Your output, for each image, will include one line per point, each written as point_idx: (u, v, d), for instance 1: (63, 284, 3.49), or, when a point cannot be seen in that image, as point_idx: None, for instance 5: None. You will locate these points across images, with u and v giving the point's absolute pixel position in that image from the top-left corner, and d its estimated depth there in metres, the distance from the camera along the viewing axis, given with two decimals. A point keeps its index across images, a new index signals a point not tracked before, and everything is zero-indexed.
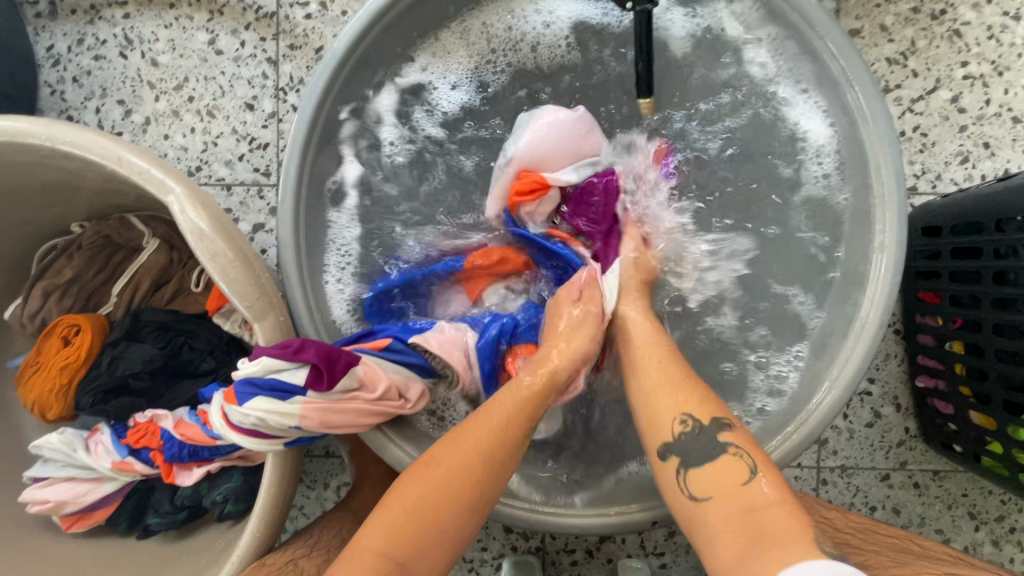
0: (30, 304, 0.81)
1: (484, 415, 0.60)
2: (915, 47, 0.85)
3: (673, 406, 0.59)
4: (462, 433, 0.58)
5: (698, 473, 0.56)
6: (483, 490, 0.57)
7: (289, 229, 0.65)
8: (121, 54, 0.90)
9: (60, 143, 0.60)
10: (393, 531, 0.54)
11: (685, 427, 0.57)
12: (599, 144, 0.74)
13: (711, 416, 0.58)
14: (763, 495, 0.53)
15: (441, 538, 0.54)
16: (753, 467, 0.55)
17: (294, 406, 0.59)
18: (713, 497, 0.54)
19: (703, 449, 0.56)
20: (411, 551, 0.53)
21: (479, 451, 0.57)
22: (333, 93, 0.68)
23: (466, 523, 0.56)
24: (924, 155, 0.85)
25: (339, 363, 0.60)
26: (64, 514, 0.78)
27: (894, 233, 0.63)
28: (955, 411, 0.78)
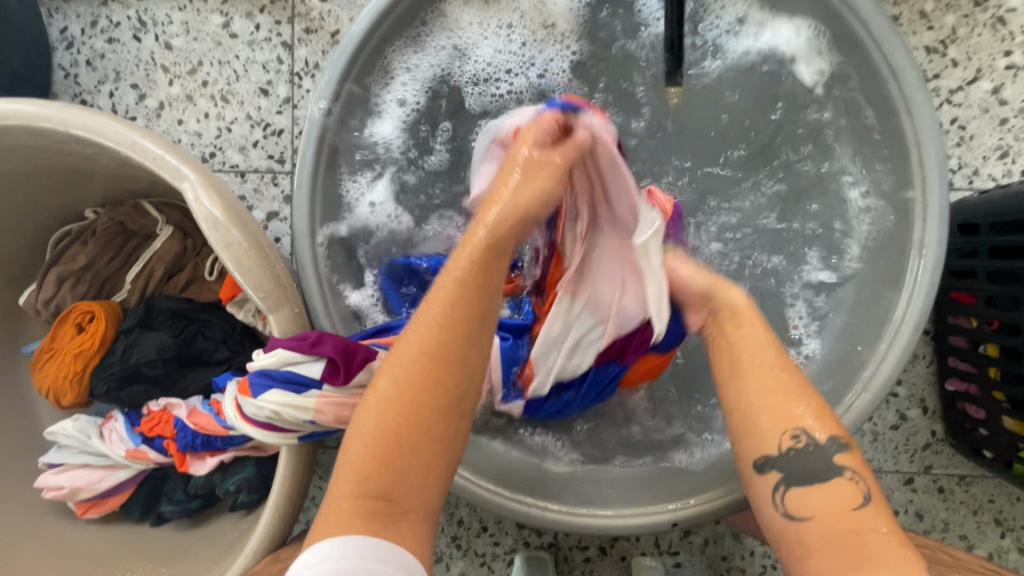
0: (44, 291, 0.80)
1: (424, 312, 0.52)
2: (956, 35, 0.81)
3: (782, 421, 0.53)
4: (402, 340, 0.51)
5: (805, 487, 0.51)
6: (447, 391, 0.50)
7: (304, 218, 0.64)
8: (135, 37, 0.89)
9: (73, 127, 0.59)
10: (366, 464, 0.47)
11: (797, 442, 0.52)
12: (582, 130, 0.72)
13: (830, 434, 0.52)
14: (875, 523, 0.48)
15: (425, 453, 0.49)
16: (867, 494, 0.50)
17: (309, 400, 0.57)
18: (814, 518, 0.49)
19: (817, 465, 0.51)
20: (392, 476, 0.47)
21: (426, 346, 0.50)
22: (351, 78, 0.66)
23: (447, 431, 0.50)
24: (962, 149, 0.81)
25: (356, 357, 0.58)
26: (80, 500, 0.78)
27: (934, 230, 0.60)
28: (987, 416, 0.75)
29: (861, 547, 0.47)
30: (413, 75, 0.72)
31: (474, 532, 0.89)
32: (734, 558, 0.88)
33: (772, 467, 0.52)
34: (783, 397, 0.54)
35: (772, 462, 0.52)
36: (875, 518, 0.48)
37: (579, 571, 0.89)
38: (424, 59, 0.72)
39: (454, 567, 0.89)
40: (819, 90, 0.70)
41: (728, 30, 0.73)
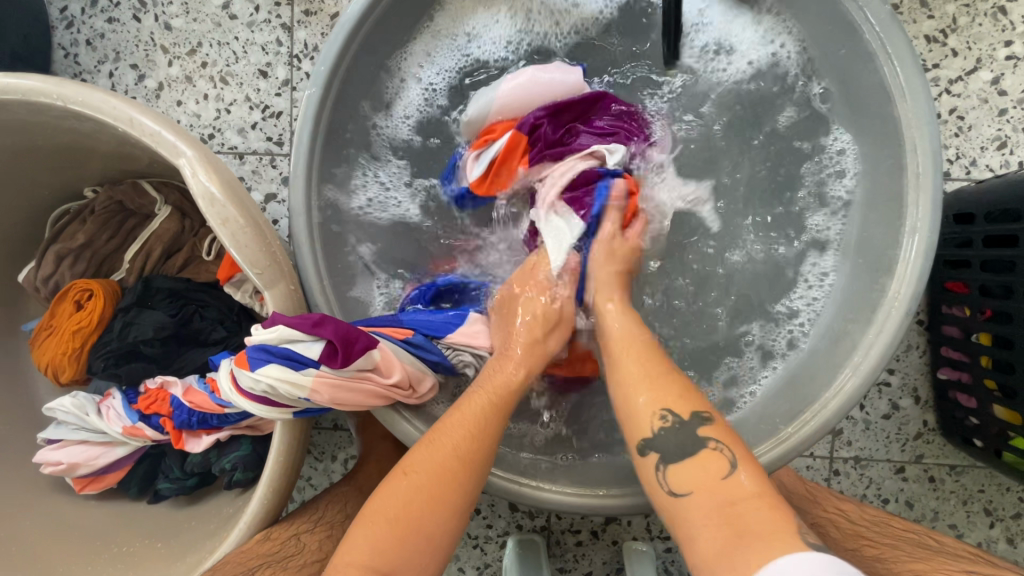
0: (43, 268, 0.80)
1: (460, 416, 0.59)
2: (957, 25, 0.81)
3: (653, 403, 0.56)
4: (435, 438, 0.58)
5: (677, 467, 0.53)
6: (464, 487, 0.56)
7: (301, 197, 0.64)
8: (135, 17, 0.89)
9: (71, 102, 0.59)
10: (379, 543, 0.52)
11: (665, 422, 0.55)
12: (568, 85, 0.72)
13: (691, 410, 0.55)
14: (741, 485, 0.51)
15: (431, 541, 0.53)
16: (732, 460, 0.52)
17: (305, 377, 0.58)
18: (692, 491, 0.52)
19: (681, 445, 0.54)
20: (399, 558, 0.52)
21: (456, 444, 0.57)
22: (349, 58, 0.66)
23: (452, 523, 0.55)
24: (960, 139, 0.81)
25: (356, 345, 0.59)
26: (78, 476, 0.80)
27: (927, 212, 0.60)
28: (978, 405, 0.76)
29: (734, 514, 0.49)
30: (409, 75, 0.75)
31: (468, 514, 0.90)
32: None
33: (652, 449, 0.55)
34: (654, 383, 0.58)
35: (650, 444, 0.55)
36: (741, 479, 0.51)
37: (571, 555, 0.90)
38: (419, 53, 0.74)
39: None
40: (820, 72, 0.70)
41: (726, 17, 0.73)
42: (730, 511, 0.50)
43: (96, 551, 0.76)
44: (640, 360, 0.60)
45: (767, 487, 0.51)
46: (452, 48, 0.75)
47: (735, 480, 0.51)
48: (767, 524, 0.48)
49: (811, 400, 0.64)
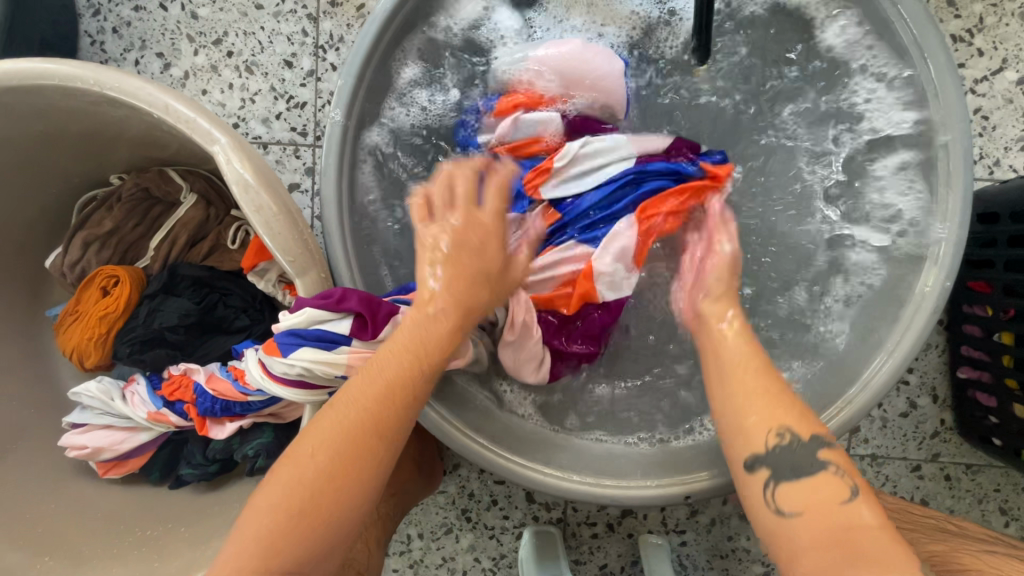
0: (69, 254, 0.81)
1: (371, 369, 0.53)
2: (983, 24, 0.81)
3: (767, 420, 0.55)
4: (370, 373, 0.53)
5: (789, 488, 0.52)
6: (397, 422, 0.52)
7: (332, 184, 0.64)
8: (161, 6, 0.89)
9: (108, 88, 0.60)
10: (277, 516, 0.47)
11: (782, 439, 0.54)
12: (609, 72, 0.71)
13: (812, 431, 0.54)
14: (862, 516, 0.49)
15: (334, 509, 0.48)
16: (852, 487, 0.51)
17: (340, 355, 0.58)
18: (803, 513, 0.50)
19: (797, 463, 0.53)
20: (302, 531, 0.47)
21: (389, 379, 0.53)
22: (379, 50, 0.66)
23: (366, 488, 0.50)
24: (983, 139, 0.82)
25: (381, 312, 0.60)
26: (101, 460, 0.80)
27: (961, 196, 0.60)
28: (998, 403, 0.76)
29: (850, 538, 0.47)
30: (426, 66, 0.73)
31: (485, 505, 0.91)
32: (739, 539, 0.90)
33: (762, 465, 0.54)
34: (766, 399, 0.56)
35: (761, 459, 0.54)
36: (860, 510, 0.50)
37: (586, 547, 0.91)
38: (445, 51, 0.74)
39: (464, 539, 0.91)
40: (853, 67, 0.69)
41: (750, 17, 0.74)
42: (850, 533, 0.48)
43: (120, 535, 0.77)
44: (761, 376, 0.58)
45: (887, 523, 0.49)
46: (475, 46, 0.75)
47: (852, 507, 0.50)
48: (887, 552, 0.46)
49: (836, 394, 0.64)
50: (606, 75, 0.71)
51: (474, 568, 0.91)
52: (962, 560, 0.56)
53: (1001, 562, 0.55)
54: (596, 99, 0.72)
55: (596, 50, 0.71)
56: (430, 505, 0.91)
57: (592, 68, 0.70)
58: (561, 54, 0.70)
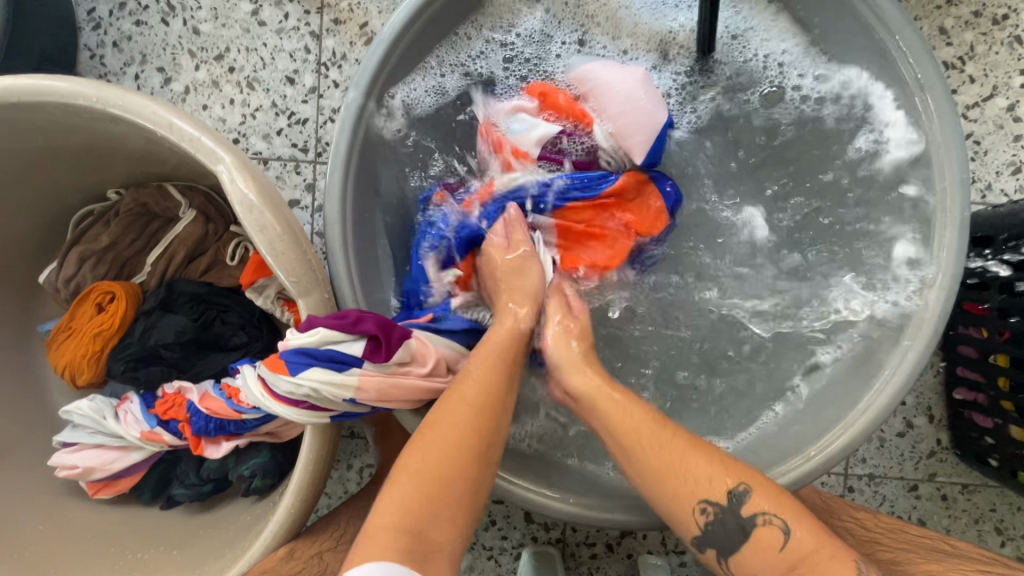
0: (64, 269, 0.80)
1: (468, 377, 0.60)
2: (974, 52, 0.83)
3: (690, 497, 0.55)
4: (451, 395, 0.58)
5: (740, 560, 0.54)
6: (483, 431, 0.57)
7: (336, 203, 0.64)
8: (163, 21, 0.89)
9: (111, 106, 0.59)
10: (405, 500, 0.52)
11: (706, 515, 0.55)
12: (652, 116, 0.71)
13: (726, 492, 0.54)
14: (802, 548, 0.52)
15: (451, 499, 0.53)
16: (784, 526, 0.53)
17: (351, 377, 0.58)
18: (757, 573, 0.53)
19: (728, 537, 0.54)
20: (430, 514, 0.52)
21: (471, 398, 0.58)
22: (387, 69, 0.66)
23: (467, 486, 0.54)
24: (976, 163, 0.83)
25: (394, 333, 0.60)
26: (92, 479, 0.78)
27: (957, 220, 0.61)
28: (994, 425, 0.77)
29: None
30: (432, 90, 0.76)
31: (483, 526, 0.90)
32: None
33: (707, 546, 0.55)
34: (682, 468, 0.56)
35: (702, 541, 0.55)
36: (799, 542, 0.52)
37: (586, 568, 0.90)
38: (447, 77, 0.76)
39: (462, 560, 0.90)
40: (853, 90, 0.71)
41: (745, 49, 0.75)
42: (796, 574, 0.51)
43: (111, 558, 0.75)
44: (671, 448, 0.57)
45: (825, 537, 0.53)
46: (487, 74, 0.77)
47: (794, 546, 0.52)
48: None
49: (836, 417, 0.65)
50: (647, 112, 0.71)
51: None
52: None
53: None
54: (628, 128, 0.71)
55: (644, 84, 0.72)
56: None
57: (636, 103, 0.71)
58: (617, 82, 0.72)
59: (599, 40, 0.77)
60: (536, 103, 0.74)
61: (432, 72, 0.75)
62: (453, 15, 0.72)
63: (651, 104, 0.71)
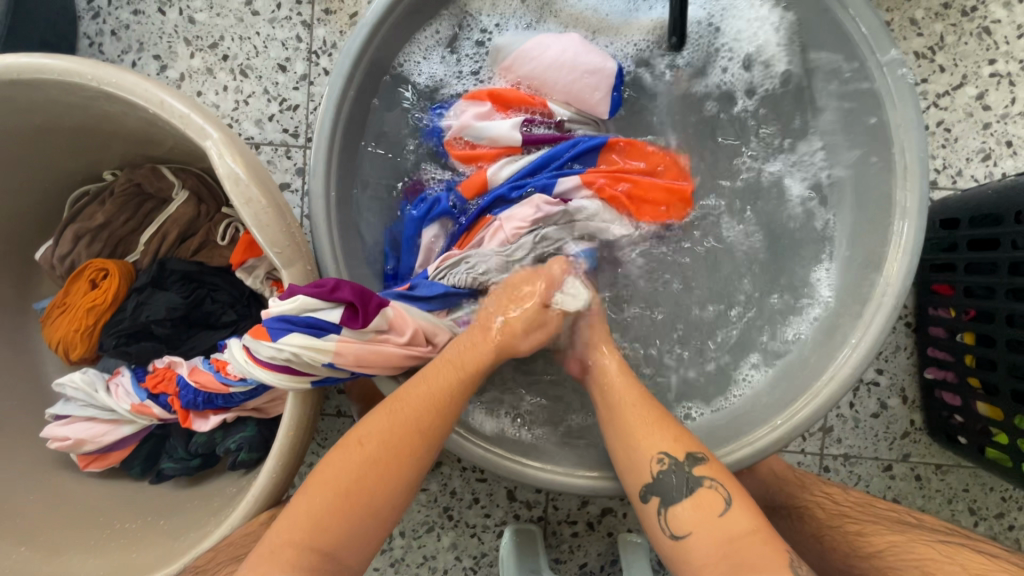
0: (60, 247, 0.82)
1: (415, 393, 0.60)
2: (943, 43, 0.86)
3: (651, 447, 0.60)
4: (388, 408, 0.60)
5: (676, 510, 0.57)
6: (409, 455, 0.58)
7: (320, 180, 0.66)
8: (160, 10, 0.92)
9: (105, 84, 0.62)
10: (316, 517, 0.54)
11: (662, 464, 0.59)
12: (598, 67, 0.76)
13: (687, 452, 0.59)
14: (739, 523, 0.55)
15: (365, 520, 0.56)
16: (728, 497, 0.57)
17: (329, 343, 0.60)
18: (692, 532, 0.56)
19: (680, 486, 0.58)
20: (338, 535, 0.54)
21: (409, 420, 0.59)
22: (370, 52, 0.69)
23: (379, 514, 0.56)
24: (946, 150, 0.86)
25: (371, 303, 0.62)
26: (82, 452, 0.80)
27: (917, 197, 0.63)
28: (963, 402, 0.79)
29: (733, 553, 0.53)
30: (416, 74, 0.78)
31: (466, 504, 0.92)
32: None
33: (652, 494, 0.58)
34: (655, 434, 0.61)
35: (651, 488, 0.58)
36: (738, 517, 0.56)
37: (567, 546, 0.92)
38: (429, 61, 0.78)
39: (445, 537, 0.92)
40: (823, 74, 0.73)
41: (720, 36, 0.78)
42: (733, 545, 0.54)
43: (99, 528, 0.77)
44: (638, 412, 0.63)
45: (761, 524, 0.56)
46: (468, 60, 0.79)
47: (732, 516, 0.55)
48: (764, 559, 0.53)
49: (804, 389, 0.67)
50: (592, 65, 0.75)
51: (455, 567, 0.92)
52: (917, 551, 0.58)
53: (951, 549, 0.57)
54: (584, 90, 0.76)
55: (563, 45, 0.75)
56: (412, 502, 0.92)
57: (581, 61, 0.75)
58: (552, 51, 0.75)
59: (577, 28, 0.79)
60: (489, 105, 0.76)
61: (417, 57, 0.77)
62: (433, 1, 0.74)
63: (591, 57, 0.76)
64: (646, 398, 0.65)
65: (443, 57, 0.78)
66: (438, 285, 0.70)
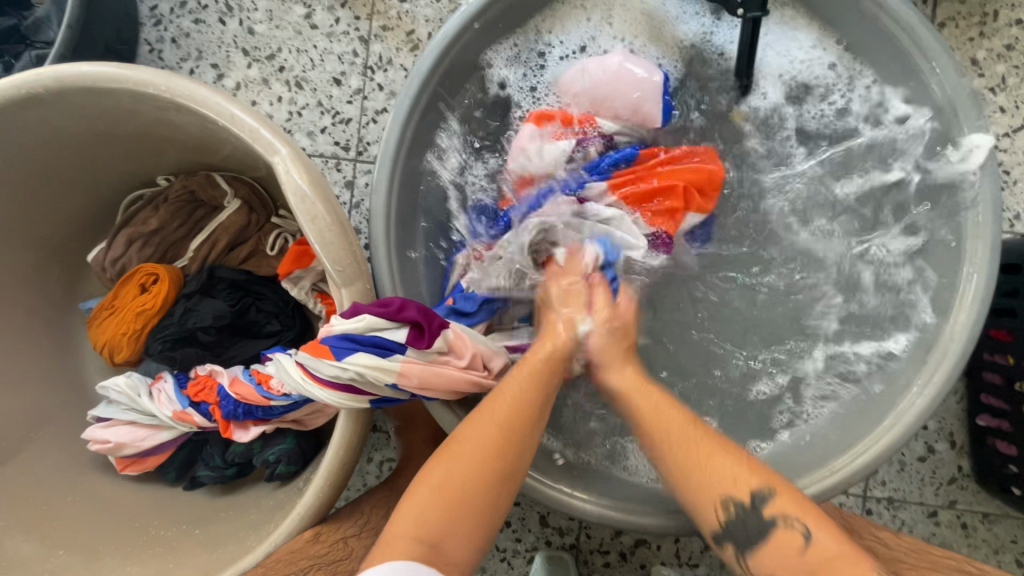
0: (112, 250, 0.83)
1: (503, 391, 0.61)
2: (1005, 84, 0.85)
3: (716, 491, 0.56)
4: (483, 409, 0.60)
5: (757, 557, 0.54)
6: (510, 452, 0.58)
7: (382, 198, 0.66)
8: (220, 20, 0.93)
9: (178, 95, 0.62)
10: (426, 513, 0.53)
11: (730, 511, 0.55)
12: (648, 84, 0.72)
13: (751, 490, 0.55)
14: (823, 547, 0.51)
15: (470, 512, 0.54)
16: (805, 527, 0.53)
17: (394, 363, 0.59)
18: (772, 573, 0.52)
19: (750, 532, 0.54)
20: (451, 533, 0.53)
21: (501, 415, 0.59)
22: (437, 75, 0.70)
23: (483, 506, 0.55)
24: (1005, 193, 0.84)
25: (435, 321, 0.62)
26: (122, 455, 0.80)
27: (988, 247, 0.63)
28: (1019, 453, 0.77)
29: None
30: (478, 96, 0.78)
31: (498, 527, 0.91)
32: None
33: (726, 541, 0.55)
34: (709, 467, 0.57)
35: (723, 535, 0.55)
36: (823, 544, 0.51)
37: None
38: (489, 81, 0.77)
39: None
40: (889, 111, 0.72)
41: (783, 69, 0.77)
42: (818, 574, 0.50)
43: (135, 534, 0.76)
44: (688, 444, 0.58)
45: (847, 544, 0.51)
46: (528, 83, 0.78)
47: (815, 548, 0.51)
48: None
49: (863, 433, 0.65)
50: (639, 78, 0.73)
51: None
52: None
53: None
54: (634, 104, 0.73)
55: (593, 77, 0.73)
56: None
57: (630, 77, 0.73)
58: (599, 70, 0.73)
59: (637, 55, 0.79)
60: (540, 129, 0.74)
61: (479, 82, 0.77)
62: (505, 23, 0.75)
63: (641, 73, 0.73)
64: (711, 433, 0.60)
65: (501, 79, 0.78)
66: (478, 295, 0.71)
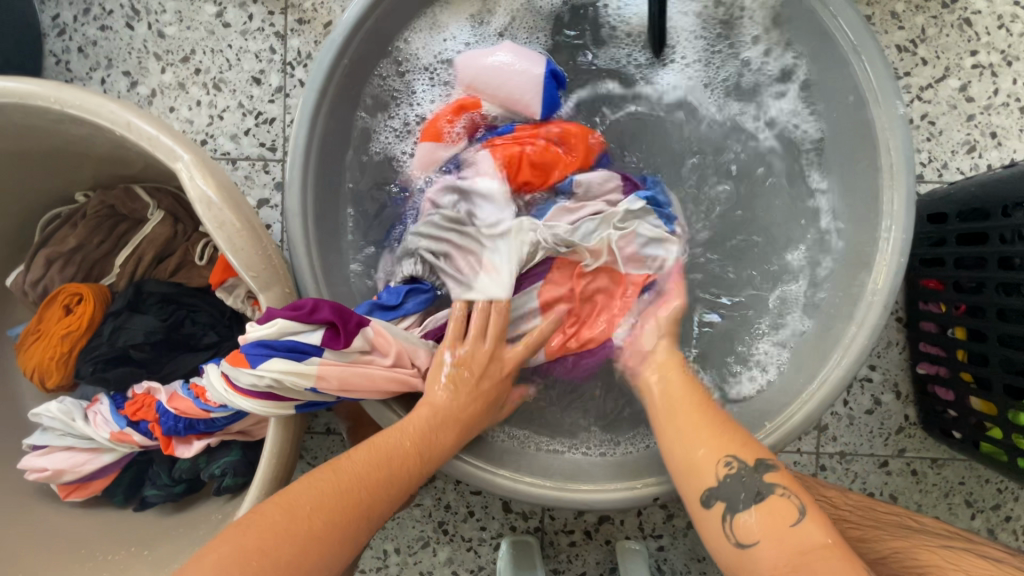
0: (32, 272, 0.80)
1: (383, 435, 0.59)
2: (926, 35, 0.85)
3: (717, 450, 0.58)
4: (355, 448, 0.57)
5: (743, 519, 0.55)
6: (371, 493, 0.55)
7: (297, 197, 0.64)
8: (128, 25, 0.89)
9: (68, 106, 0.60)
10: (245, 544, 0.48)
11: (731, 468, 0.57)
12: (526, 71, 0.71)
13: (756, 457, 0.57)
14: (815, 537, 0.52)
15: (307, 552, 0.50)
16: (800, 507, 0.54)
17: (311, 367, 0.58)
18: (760, 541, 0.53)
19: (748, 492, 0.56)
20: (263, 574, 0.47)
21: (371, 456, 0.57)
22: (345, 65, 0.68)
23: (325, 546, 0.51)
24: (932, 143, 0.85)
25: (351, 322, 0.60)
26: (63, 482, 0.78)
27: (904, 196, 0.63)
28: (956, 397, 0.78)
29: (802, 567, 0.50)
30: (393, 85, 0.75)
31: (461, 517, 0.90)
32: None
33: (716, 499, 0.56)
34: (712, 437, 0.59)
35: (715, 494, 0.56)
36: (816, 533, 0.52)
37: (564, 555, 0.91)
38: (402, 69, 0.76)
39: (441, 552, 0.90)
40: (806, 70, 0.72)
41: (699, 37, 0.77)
42: (802, 558, 0.51)
43: (83, 561, 0.75)
44: (700, 416, 0.61)
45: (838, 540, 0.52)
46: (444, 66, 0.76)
47: (805, 527, 0.53)
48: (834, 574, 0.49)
49: (797, 392, 0.66)
50: (518, 68, 0.71)
51: None
52: (920, 556, 0.57)
53: (956, 556, 0.56)
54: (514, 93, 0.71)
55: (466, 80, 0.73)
56: (406, 518, 0.90)
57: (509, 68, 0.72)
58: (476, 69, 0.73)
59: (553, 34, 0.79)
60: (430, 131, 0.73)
61: (389, 68, 0.75)
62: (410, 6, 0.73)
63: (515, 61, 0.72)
64: (728, 420, 0.61)
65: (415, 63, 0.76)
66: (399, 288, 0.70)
